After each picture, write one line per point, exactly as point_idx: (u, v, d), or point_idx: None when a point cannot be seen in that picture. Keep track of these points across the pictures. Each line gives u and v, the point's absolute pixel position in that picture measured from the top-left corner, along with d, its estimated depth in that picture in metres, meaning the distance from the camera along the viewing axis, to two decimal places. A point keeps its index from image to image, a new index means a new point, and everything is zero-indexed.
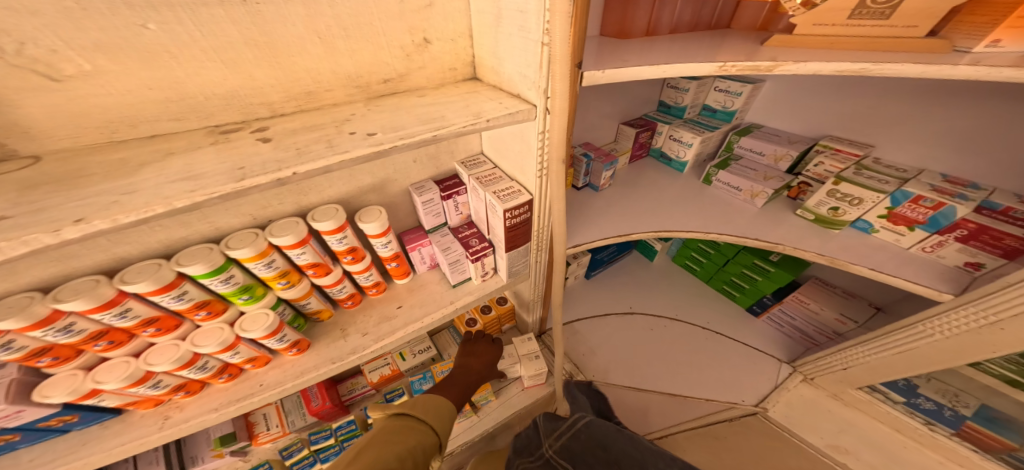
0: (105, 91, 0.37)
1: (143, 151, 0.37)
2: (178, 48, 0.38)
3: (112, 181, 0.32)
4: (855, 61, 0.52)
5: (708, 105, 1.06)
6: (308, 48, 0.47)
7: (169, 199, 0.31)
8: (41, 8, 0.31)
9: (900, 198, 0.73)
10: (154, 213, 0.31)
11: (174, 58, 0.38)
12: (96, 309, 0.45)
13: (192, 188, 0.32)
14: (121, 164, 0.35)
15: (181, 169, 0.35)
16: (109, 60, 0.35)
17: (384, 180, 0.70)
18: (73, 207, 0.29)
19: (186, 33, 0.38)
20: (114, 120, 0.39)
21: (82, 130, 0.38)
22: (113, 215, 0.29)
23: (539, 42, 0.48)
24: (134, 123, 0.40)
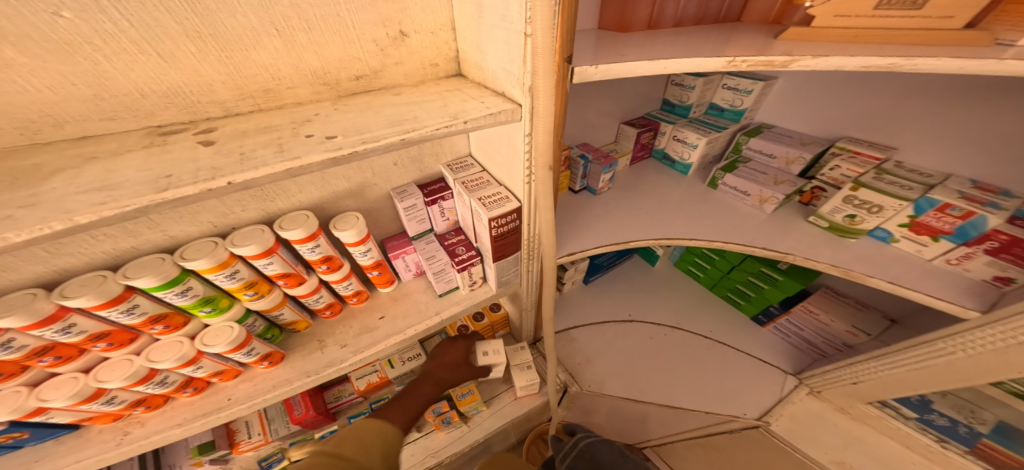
0: (21, 88, 0.33)
1: (61, 156, 0.32)
2: (103, 40, 0.34)
3: (10, 191, 0.27)
4: (884, 55, 0.46)
5: (715, 104, 1.00)
6: (264, 40, 0.42)
7: (71, 212, 0.26)
8: None
9: (924, 206, 0.66)
10: (51, 232, 0.25)
11: (99, 51, 0.34)
12: (34, 327, 0.40)
13: (103, 200, 0.27)
14: (29, 170, 0.30)
15: (97, 176, 0.30)
16: (20, 52, 0.31)
17: (362, 184, 0.66)
18: None
19: (112, 24, 0.33)
20: (35, 120, 0.35)
21: (0, 131, 0.34)
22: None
23: (522, 33, 0.43)
24: (60, 122, 0.36)
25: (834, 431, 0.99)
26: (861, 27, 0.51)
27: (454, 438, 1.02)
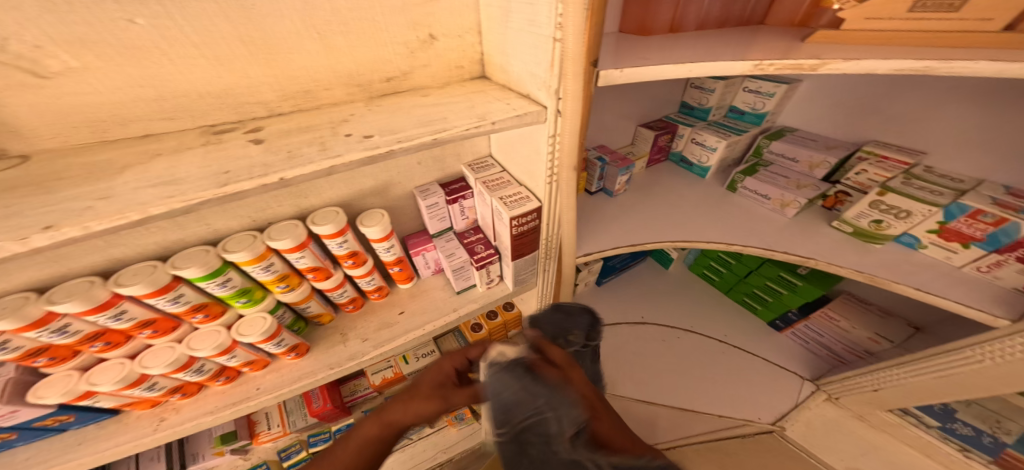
0: (92, 89, 0.35)
1: (127, 152, 0.34)
2: (168, 45, 0.36)
3: (86, 184, 0.29)
4: (919, 59, 0.46)
5: (736, 107, 0.99)
6: (305, 44, 0.44)
7: (146, 204, 0.28)
8: (24, 3, 0.29)
9: (955, 212, 0.65)
10: (128, 221, 0.27)
11: (164, 56, 0.36)
12: (90, 312, 0.43)
13: (171, 193, 0.29)
14: (102, 165, 0.32)
15: (162, 172, 0.32)
16: (97, 56, 0.34)
17: (387, 183, 0.68)
18: (41, 212, 0.26)
19: (178, 29, 0.36)
20: (102, 119, 0.37)
21: (72, 129, 0.37)
22: (78, 222, 0.26)
23: (550, 37, 0.44)
24: (124, 122, 0.39)
25: (851, 439, 1.00)
26: (898, 30, 0.51)
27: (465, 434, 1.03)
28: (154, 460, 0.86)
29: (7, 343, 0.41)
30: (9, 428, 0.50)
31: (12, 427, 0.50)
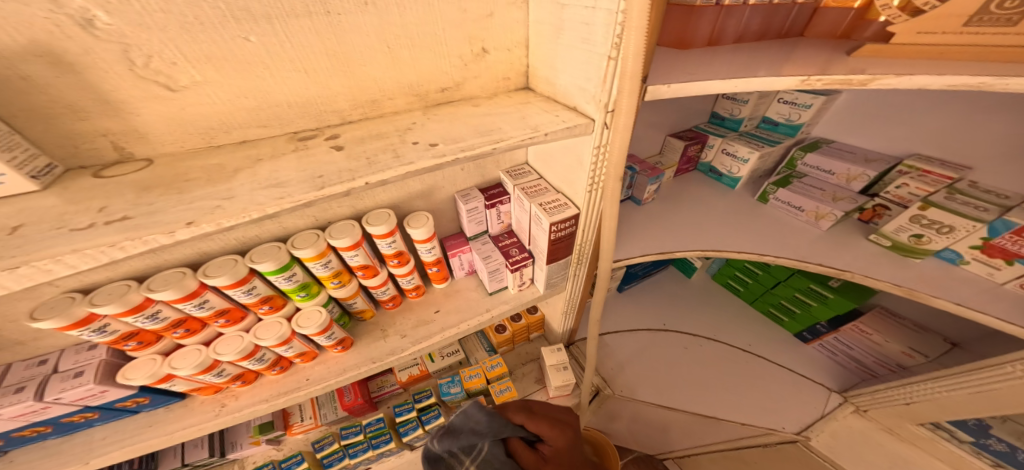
0: (207, 100, 0.41)
1: (235, 157, 0.40)
2: (271, 60, 0.41)
3: (211, 185, 0.35)
4: (974, 75, 0.47)
5: (768, 118, 1.00)
6: (377, 58, 0.48)
7: (263, 205, 0.33)
8: (167, 26, 0.35)
9: (999, 228, 0.64)
10: (248, 218, 0.32)
11: (267, 69, 0.42)
12: (180, 300, 0.49)
13: (280, 195, 0.34)
14: (217, 169, 0.38)
15: (268, 176, 0.37)
16: (214, 70, 0.39)
17: (432, 187, 0.71)
18: (182, 210, 0.31)
19: (280, 46, 0.41)
20: (213, 128, 0.43)
21: (186, 136, 0.43)
22: (213, 220, 0.31)
23: (606, 55, 0.46)
24: (228, 130, 0.44)
25: (875, 452, 0.95)
26: (966, 44, 0.51)
27: None
28: (198, 446, 0.91)
29: (107, 327, 0.47)
30: (94, 408, 0.56)
31: (98, 406, 0.56)
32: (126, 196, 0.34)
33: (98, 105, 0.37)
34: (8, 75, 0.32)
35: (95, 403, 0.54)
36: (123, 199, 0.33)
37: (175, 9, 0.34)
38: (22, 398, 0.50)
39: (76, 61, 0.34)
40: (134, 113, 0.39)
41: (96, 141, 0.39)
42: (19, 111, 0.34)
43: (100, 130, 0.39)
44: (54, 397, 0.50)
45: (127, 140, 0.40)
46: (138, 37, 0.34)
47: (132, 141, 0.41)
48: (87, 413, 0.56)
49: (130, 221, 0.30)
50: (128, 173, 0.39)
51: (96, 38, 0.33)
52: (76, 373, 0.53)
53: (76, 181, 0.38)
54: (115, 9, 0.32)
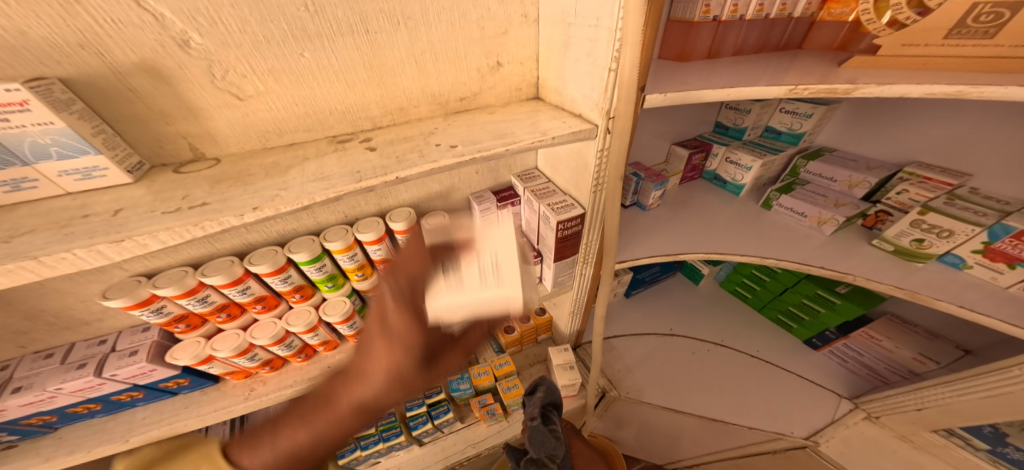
0: (266, 107, 0.49)
1: (286, 157, 0.49)
2: (319, 72, 0.49)
3: (271, 179, 0.43)
4: (951, 84, 0.51)
5: (771, 127, 1.04)
6: (406, 70, 0.56)
7: (313, 195, 0.40)
8: (241, 45, 0.43)
9: (999, 233, 0.67)
10: (302, 205, 0.40)
11: (315, 80, 0.50)
12: (228, 285, 0.56)
13: (326, 186, 0.41)
14: (273, 166, 0.47)
15: (315, 172, 0.44)
16: (275, 82, 0.47)
17: (449, 188, 0.78)
18: (250, 198, 0.39)
19: (327, 60, 0.49)
20: (269, 132, 0.51)
21: (248, 139, 0.51)
22: (274, 206, 0.38)
23: (606, 67, 0.51)
24: (280, 134, 0.52)
25: (888, 458, 0.94)
26: (950, 56, 0.56)
27: (495, 430, 1.10)
28: None
29: (163, 308, 0.54)
30: (141, 387, 0.62)
31: (144, 385, 0.61)
32: (206, 187, 0.42)
33: (182, 112, 0.45)
34: (120, 87, 0.41)
35: (142, 381, 0.60)
36: (203, 189, 0.42)
37: (250, 30, 0.43)
38: (85, 373, 0.57)
39: (171, 74, 0.42)
40: (208, 119, 0.47)
41: (177, 141, 0.47)
42: (123, 117, 0.43)
43: (181, 133, 0.47)
44: (111, 373, 0.57)
45: (199, 143, 0.48)
46: (220, 53, 0.43)
47: (204, 144, 0.49)
48: (134, 391, 0.62)
49: (208, 206, 0.38)
50: (201, 170, 0.47)
51: (189, 55, 0.42)
52: (131, 352, 0.60)
53: (160, 175, 0.46)
54: (205, 32, 0.41)
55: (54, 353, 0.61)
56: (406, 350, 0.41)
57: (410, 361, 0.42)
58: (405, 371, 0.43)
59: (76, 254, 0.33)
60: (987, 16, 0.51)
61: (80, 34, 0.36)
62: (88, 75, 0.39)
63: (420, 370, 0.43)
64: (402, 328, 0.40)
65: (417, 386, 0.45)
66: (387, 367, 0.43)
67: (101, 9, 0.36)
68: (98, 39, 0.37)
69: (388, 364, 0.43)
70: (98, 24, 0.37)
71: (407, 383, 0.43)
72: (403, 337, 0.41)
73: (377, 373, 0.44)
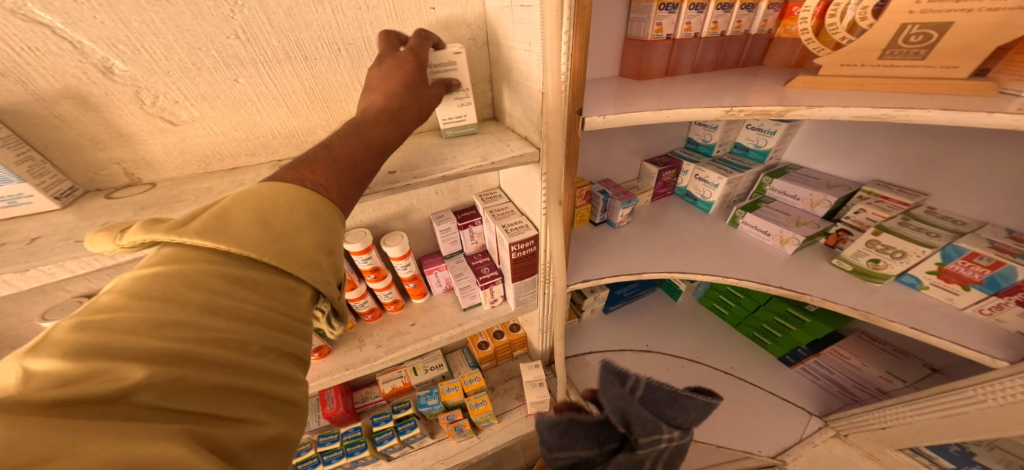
0: (203, 133, 0.50)
1: (223, 183, 0.50)
2: (257, 97, 0.51)
3: (196, 205, 0.44)
4: (877, 107, 0.52)
5: (739, 144, 1.06)
6: (352, 95, 0.57)
7: None
8: (170, 72, 0.45)
9: (951, 254, 0.67)
10: None
11: (254, 106, 0.51)
12: None
13: None
14: (205, 192, 0.48)
15: None
16: (210, 107, 0.49)
17: (408, 208, 0.81)
18: None
19: (264, 86, 0.50)
20: (209, 156, 0.53)
21: (186, 164, 0.52)
22: None
23: (539, 90, 0.52)
24: (222, 158, 0.54)
25: None
26: (891, 76, 0.57)
27: (464, 447, 1.06)
28: None
29: None
30: None
31: None
32: (130, 213, 0.43)
33: (113, 138, 0.46)
34: (47, 114, 0.42)
35: None
36: (126, 215, 0.42)
37: (177, 57, 0.44)
38: None
39: (97, 101, 0.44)
40: (142, 143, 0.48)
41: (111, 168, 0.48)
42: (53, 144, 0.44)
43: (115, 159, 0.48)
44: None
45: (136, 168, 0.50)
46: (148, 81, 0.44)
47: (141, 169, 0.50)
48: None
49: None
50: (135, 195, 0.48)
51: (114, 81, 0.43)
52: None
53: (92, 201, 0.47)
54: (128, 59, 0.42)
55: None
56: (403, 83, 0.44)
57: (406, 92, 0.43)
58: (398, 98, 0.42)
59: None
60: (916, 36, 0.53)
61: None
62: (12, 103, 0.40)
63: (416, 84, 0.45)
64: (396, 65, 0.45)
65: (408, 127, 0.42)
66: (377, 103, 0.41)
67: (17, 38, 0.38)
68: (18, 67, 0.39)
69: (382, 99, 0.42)
70: (17, 53, 0.38)
71: (401, 115, 0.42)
72: (400, 68, 0.45)
73: (357, 117, 0.40)
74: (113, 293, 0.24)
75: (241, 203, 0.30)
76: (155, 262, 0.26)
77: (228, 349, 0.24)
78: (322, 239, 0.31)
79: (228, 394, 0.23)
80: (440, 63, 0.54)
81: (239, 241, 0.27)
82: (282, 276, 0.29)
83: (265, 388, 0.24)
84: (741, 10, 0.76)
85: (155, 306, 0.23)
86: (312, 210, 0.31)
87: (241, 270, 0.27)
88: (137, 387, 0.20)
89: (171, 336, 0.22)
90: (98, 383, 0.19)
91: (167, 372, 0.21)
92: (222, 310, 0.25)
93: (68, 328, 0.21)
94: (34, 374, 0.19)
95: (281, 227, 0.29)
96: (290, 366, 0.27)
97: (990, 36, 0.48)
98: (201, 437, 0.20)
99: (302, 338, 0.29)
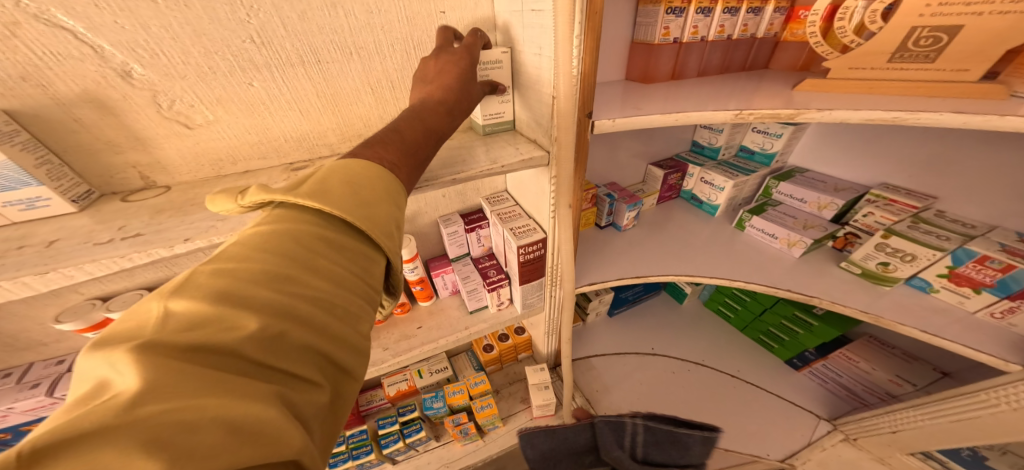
0: (218, 135, 0.51)
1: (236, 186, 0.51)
2: (271, 101, 0.52)
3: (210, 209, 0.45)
4: (888, 110, 0.52)
5: (745, 147, 1.06)
6: (363, 99, 0.57)
7: None
8: (187, 76, 0.45)
9: (962, 257, 0.67)
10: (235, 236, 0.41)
11: (267, 109, 0.52)
12: (88, 330, 0.54)
13: None
14: None
15: None
16: (224, 111, 0.49)
17: (415, 212, 0.81)
18: (184, 230, 0.41)
19: (278, 90, 0.51)
20: (222, 160, 0.53)
21: (200, 167, 0.52)
22: (207, 237, 0.39)
23: (550, 95, 0.52)
24: (235, 162, 0.54)
25: None
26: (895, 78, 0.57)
27: (470, 450, 1.06)
28: None
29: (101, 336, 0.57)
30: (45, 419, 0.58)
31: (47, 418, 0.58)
32: (146, 217, 0.43)
33: (130, 142, 0.47)
34: (65, 118, 0.43)
35: (43, 415, 0.57)
36: (142, 219, 0.43)
37: (194, 61, 0.45)
38: (36, 392, 0.55)
39: (115, 105, 0.44)
40: (158, 147, 0.49)
41: (127, 171, 0.49)
42: (70, 148, 0.45)
43: (130, 163, 0.48)
44: (7, 406, 0.53)
45: (151, 172, 0.50)
46: (165, 85, 0.45)
47: (155, 172, 0.50)
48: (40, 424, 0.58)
49: (142, 237, 0.39)
50: (150, 197, 0.48)
51: (133, 86, 0.44)
52: (33, 385, 0.57)
53: (108, 204, 0.47)
54: (146, 64, 0.43)
55: (11, 373, 0.60)
56: (458, 77, 0.45)
57: (460, 85, 0.45)
58: (454, 91, 0.43)
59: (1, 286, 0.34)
60: (927, 39, 0.53)
61: (20, 66, 0.39)
62: (32, 107, 0.41)
63: (469, 79, 0.46)
64: (450, 62, 0.47)
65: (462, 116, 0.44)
66: (435, 94, 0.43)
67: (40, 43, 0.38)
68: (39, 72, 0.40)
69: (439, 91, 0.43)
70: (39, 58, 0.39)
71: (455, 107, 0.43)
72: (455, 65, 0.46)
73: (417, 107, 0.42)
74: (239, 244, 0.26)
75: (335, 171, 0.31)
76: (268, 220, 0.28)
77: (319, 309, 0.25)
78: (397, 214, 0.32)
79: (311, 355, 0.24)
80: (488, 61, 0.57)
81: (333, 206, 0.29)
82: (365, 243, 0.30)
83: (338, 354, 0.26)
84: (748, 13, 0.76)
85: (270, 260, 0.25)
86: (390, 186, 0.33)
87: (333, 233, 0.29)
88: (249, 339, 0.22)
89: (278, 291, 0.24)
90: (220, 330, 0.21)
91: (273, 328, 0.23)
92: (318, 271, 0.26)
93: (206, 272, 0.24)
94: (174, 314, 0.21)
95: (367, 198, 0.31)
96: (363, 336, 0.28)
97: (1002, 39, 0.48)
98: (288, 402, 0.22)
99: (375, 308, 0.30)
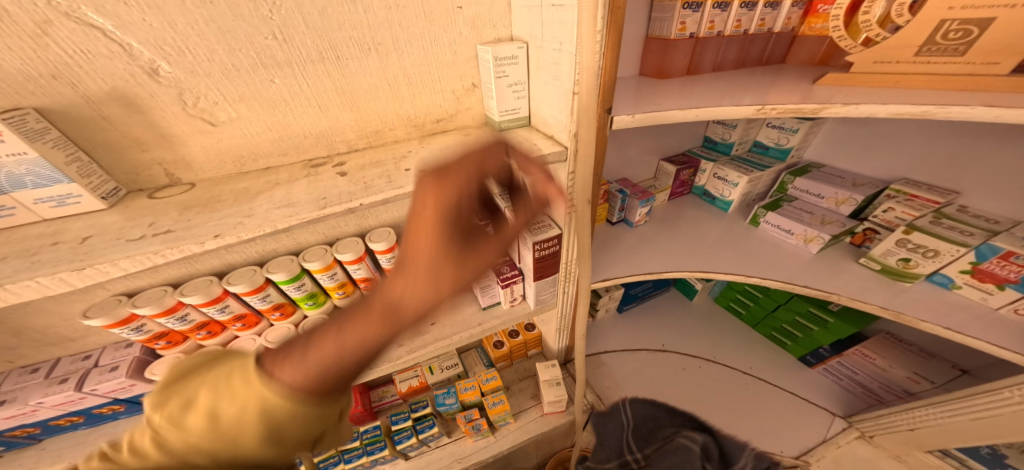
0: (240, 132, 0.51)
1: (258, 183, 0.51)
2: (292, 98, 0.52)
3: (236, 205, 0.45)
4: (917, 104, 0.51)
5: (759, 142, 1.05)
6: (380, 94, 0.57)
7: (275, 222, 0.41)
8: (212, 73, 0.46)
9: (986, 253, 0.66)
10: (263, 232, 0.41)
11: (287, 106, 0.52)
12: (116, 325, 0.54)
13: (289, 214, 0.43)
14: (243, 192, 0.49)
15: (282, 198, 0.47)
16: (246, 108, 0.50)
17: None
18: (213, 226, 0.41)
19: (299, 87, 0.51)
20: (243, 157, 0.54)
21: (222, 165, 0.53)
22: (236, 233, 0.40)
23: (570, 90, 0.52)
24: (255, 159, 0.55)
25: None
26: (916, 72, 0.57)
27: (481, 446, 1.05)
28: None
29: (143, 327, 0.56)
30: (74, 413, 0.59)
31: (77, 412, 0.59)
32: (174, 213, 0.44)
33: (156, 139, 0.47)
34: (94, 115, 0.43)
35: (72, 408, 0.58)
36: (171, 215, 0.43)
37: (217, 58, 0.45)
38: (65, 387, 0.56)
39: (142, 103, 0.45)
40: (183, 144, 0.49)
41: (152, 169, 0.49)
42: (99, 145, 0.45)
43: (156, 160, 0.49)
44: (38, 401, 0.55)
45: (176, 169, 0.51)
46: (190, 82, 0.45)
47: (179, 169, 0.51)
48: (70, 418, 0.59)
49: (173, 233, 0.40)
50: (176, 194, 0.49)
51: (159, 83, 0.44)
52: (61, 380, 0.58)
53: (135, 201, 0.48)
54: (172, 61, 0.43)
55: (39, 368, 0.61)
56: (425, 262, 0.38)
57: (426, 281, 0.37)
58: (411, 295, 0.36)
59: (39, 282, 0.34)
60: (957, 32, 0.52)
61: (51, 65, 0.39)
62: (62, 105, 0.41)
63: (439, 261, 0.38)
64: (430, 195, 0.40)
65: (449, 288, 0.38)
66: (392, 281, 0.37)
67: (71, 41, 0.39)
68: (69, 69, 0.40)
69: (397, 284, 0.37)
70: (69, 56, 0.39)
71: (405, 309, 0.36)
72: (421, 230, 0.39)
73: (370, 296, 0.37)
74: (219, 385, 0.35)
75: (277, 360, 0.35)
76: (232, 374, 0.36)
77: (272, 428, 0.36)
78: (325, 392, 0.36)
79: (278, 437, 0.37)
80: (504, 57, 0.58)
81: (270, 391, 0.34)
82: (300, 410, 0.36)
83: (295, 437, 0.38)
84: (765, 8, 0.76)
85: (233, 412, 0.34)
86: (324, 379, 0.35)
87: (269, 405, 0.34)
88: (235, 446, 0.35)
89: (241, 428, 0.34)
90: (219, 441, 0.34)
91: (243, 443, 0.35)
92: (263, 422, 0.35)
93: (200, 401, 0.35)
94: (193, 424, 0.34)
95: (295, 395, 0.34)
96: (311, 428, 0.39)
97: None
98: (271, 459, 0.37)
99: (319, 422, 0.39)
